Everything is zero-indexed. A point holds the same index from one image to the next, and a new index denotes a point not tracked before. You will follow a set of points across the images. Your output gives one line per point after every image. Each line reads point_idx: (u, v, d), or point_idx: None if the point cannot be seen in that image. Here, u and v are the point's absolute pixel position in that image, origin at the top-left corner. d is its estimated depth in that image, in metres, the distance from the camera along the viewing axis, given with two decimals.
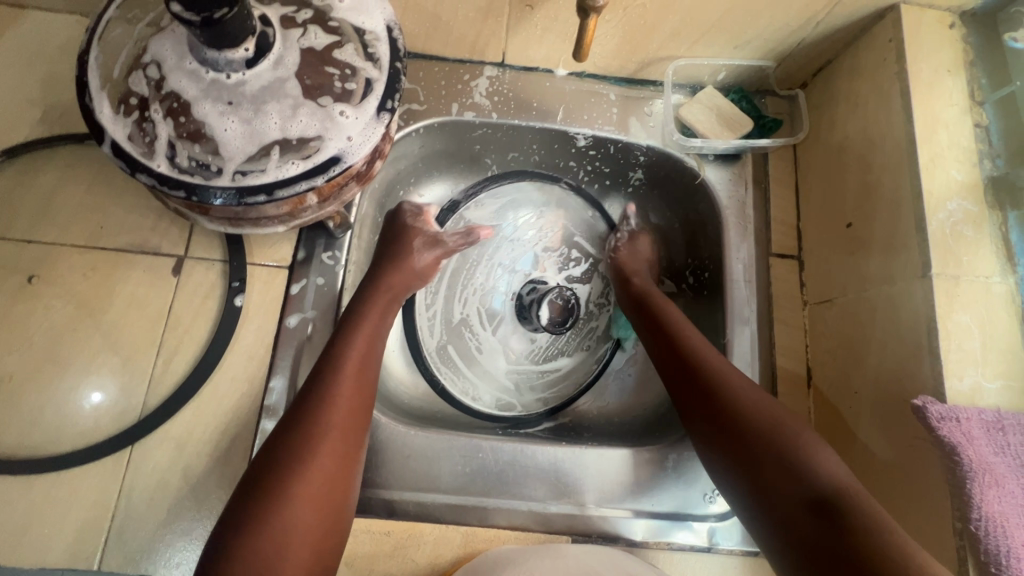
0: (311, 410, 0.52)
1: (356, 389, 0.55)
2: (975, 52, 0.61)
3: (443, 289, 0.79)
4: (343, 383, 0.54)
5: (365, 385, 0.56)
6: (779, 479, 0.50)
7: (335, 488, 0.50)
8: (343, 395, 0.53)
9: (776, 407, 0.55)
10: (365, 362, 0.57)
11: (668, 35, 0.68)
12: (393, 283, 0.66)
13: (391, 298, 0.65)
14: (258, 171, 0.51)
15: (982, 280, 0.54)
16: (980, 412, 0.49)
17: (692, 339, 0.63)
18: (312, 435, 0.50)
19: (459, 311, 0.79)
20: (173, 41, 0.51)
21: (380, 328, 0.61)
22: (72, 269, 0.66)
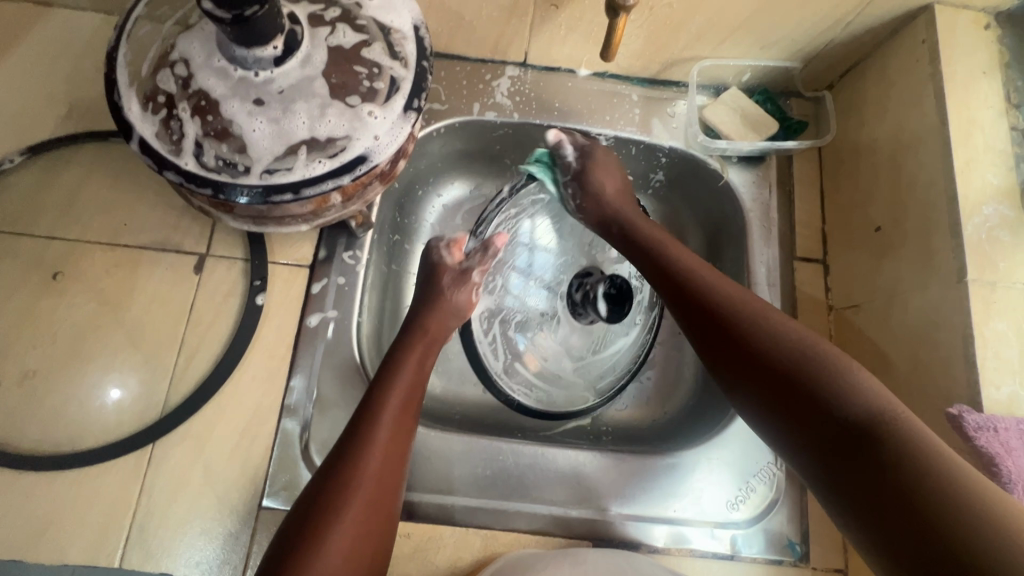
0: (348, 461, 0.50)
1: (392, 439, 0.53)
2: (1011, 53, 0.60)
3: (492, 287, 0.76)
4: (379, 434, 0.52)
5: (402, 433, 0.54)
6: (808, 415, 0.47)
7: (373, 528, 0.49)
8: (380, 446, 0.52)
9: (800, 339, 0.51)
10: (403, 413, 0.55)
11: (694, 36, 0.67)
12: (432, 325, 0.65)
13: (429, 342, 0.63)
14: (285, 170, 0.50)
15: (1020, 287, 0.52)
16: (1019, 423, 0.48)
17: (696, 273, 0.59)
18: (347, 488, 0.49)
19: (511, 306, 0.76)
20: (201, 40, 0.51)
21: (421, 366, 0.60)
22: (96, 265, 0.66)
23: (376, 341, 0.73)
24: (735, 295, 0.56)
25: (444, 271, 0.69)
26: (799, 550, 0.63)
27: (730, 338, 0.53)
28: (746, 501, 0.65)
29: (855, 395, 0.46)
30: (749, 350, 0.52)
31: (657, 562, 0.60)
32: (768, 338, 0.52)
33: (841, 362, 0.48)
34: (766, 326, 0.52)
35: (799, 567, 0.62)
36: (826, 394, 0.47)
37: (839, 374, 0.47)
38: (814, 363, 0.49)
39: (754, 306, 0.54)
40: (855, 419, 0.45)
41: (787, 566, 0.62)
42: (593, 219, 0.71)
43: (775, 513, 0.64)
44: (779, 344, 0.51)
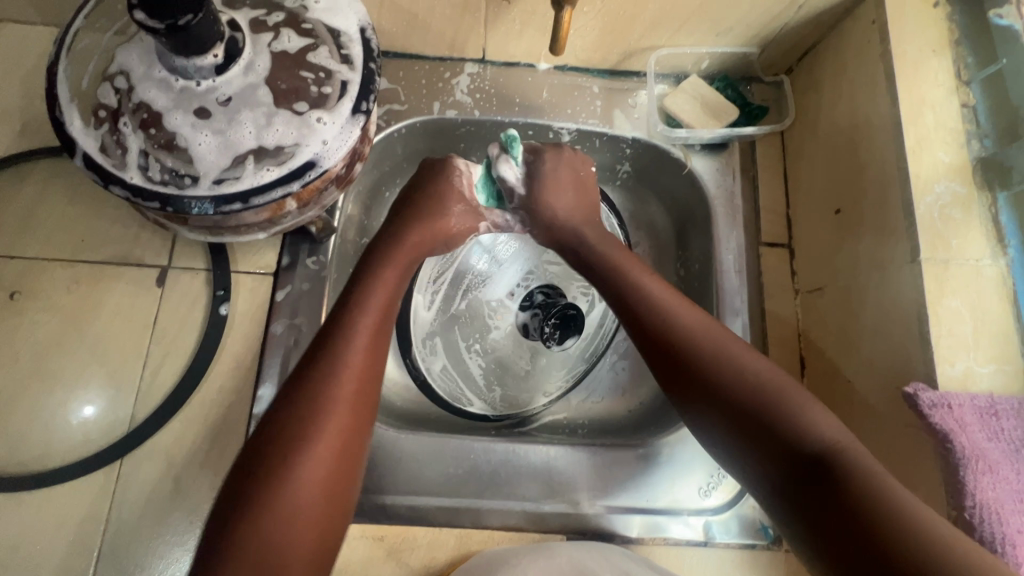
0: (309, 399, 0.48)
1: (364, 365, 0.52)
2: (960, 29, 0.59)
3: (432, 338, 0.75)
4: (344, 367, 0.51)
5: (367, 368, 0.52)
6: (768, 447, 0.48)
7: (342, 463, 0.48)
8: (350, 375, 0.50)
9: (765, 373, 0.51)
10: (370, 355, 0.53)
11: (649, 24, 0.67)
12: (416, 242, 0.63)
13: (409, 260, 0.62)
14: (233, 179, 0.50)
15: (973, 263, 0.53)
16: (972, 398, 0.48)
17: (653, 296, 0.59)
18: (306, 427, 0.47)
19: (465, 346, 0.76)
20: (141, 51, 0.50)
21: (398, 284, 0.60)
22: (56, 283, 0.65)
23: None
24: (691, 325, 0.56)
25: (459, 200, 0.67)
26: (772, 533, 0.63)
27: (683, 370, 0.54)
28: (719, 487, 0.65)
29: (801, 425, 0.48)
30: (701, 382, 0.53)
31: (631, 553, 0.60)
32: (719, 366, 0.52)
33: (799, 400, 0.49)
34: (723, 360, 0.53)
35: (772, 551, 0.63)
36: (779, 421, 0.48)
37: (791, 411, 0.49)
38: (769, 400, 0.49)
39: (697, 336, 0.55)
40: (810, 453, 0.46)
41: (760, 550, 0.63)
42: (546, 237, 0.70)
43: (747, 498, 0.64)
44: (734, 372, 0.52)
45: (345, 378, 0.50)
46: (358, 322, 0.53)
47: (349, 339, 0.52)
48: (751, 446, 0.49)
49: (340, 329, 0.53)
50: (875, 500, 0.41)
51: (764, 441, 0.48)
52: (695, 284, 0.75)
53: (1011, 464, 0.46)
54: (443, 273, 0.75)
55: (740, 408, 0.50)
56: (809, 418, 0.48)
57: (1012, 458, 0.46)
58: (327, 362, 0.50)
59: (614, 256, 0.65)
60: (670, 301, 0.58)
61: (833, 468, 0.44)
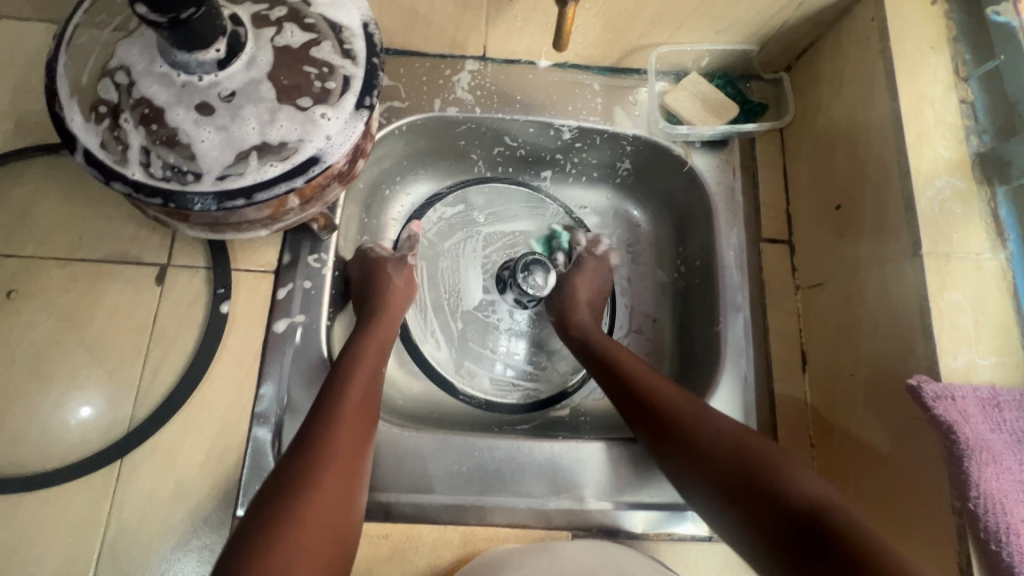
0: (310, 446, 0.51)
1: (358, 419, 0.55)
2: (958, 27, 0.60)
3: (458, 367, 0.76)
4: (341, 417, 0.54)
5: (364, 418, 0.56)
6: (761, 511, 0.48)
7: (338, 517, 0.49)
8: (345, 428, 0.54)
9: (750, 437, 0.54)
10: (364, 410, 0.56)
11: (651, 22, 0.67)
12: (386, 320, 0.66)
13: (386, 331, 0.65)
14: (237, 175, 0.49)
15: (974, 257, 0.53)
16: (975, 389, 0.48)
17: (633, 366, 0.64)
18: (316, 460, 0.50)
19: (490, 349, 0.78)
20: (141, 45, 0.50)
21: (381, 354, 0.63)
22: (52, 282, 0.64)
23: None
24: (672, 398, 0.59)
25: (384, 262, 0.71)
26: None
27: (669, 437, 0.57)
28: None
29: (794, 482, 0.49)
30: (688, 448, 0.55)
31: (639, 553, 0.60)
32: (703, 429, 0.55)
33: (787, 463, 0.50)
34: (704, 426, 0.55)
35: None
36: (763, 481, 0.49)
37: (774, 472, 0.50)
38: (754, 462, 0.51)
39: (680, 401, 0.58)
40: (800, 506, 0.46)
41: None
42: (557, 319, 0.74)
43: None
44: (714, 435, 0.54)
45: (342, 427, 0.54)
46: (351, 380, 0.58)
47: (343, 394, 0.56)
48: (743, 510, 0.49)
49: (337, 388, 0.56)
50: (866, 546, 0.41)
51: (753, 505, 0.49)
52: (697, 281, 0.76)
53: (1014, 455, 0.47)
54: (427, 316, 0.77)
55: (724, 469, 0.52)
56: (798, 477, 0.49)
57: (1014, 449, 0.47)
58: (329, 410, 0.55)
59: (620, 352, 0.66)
60: (645, 373, 0.62)
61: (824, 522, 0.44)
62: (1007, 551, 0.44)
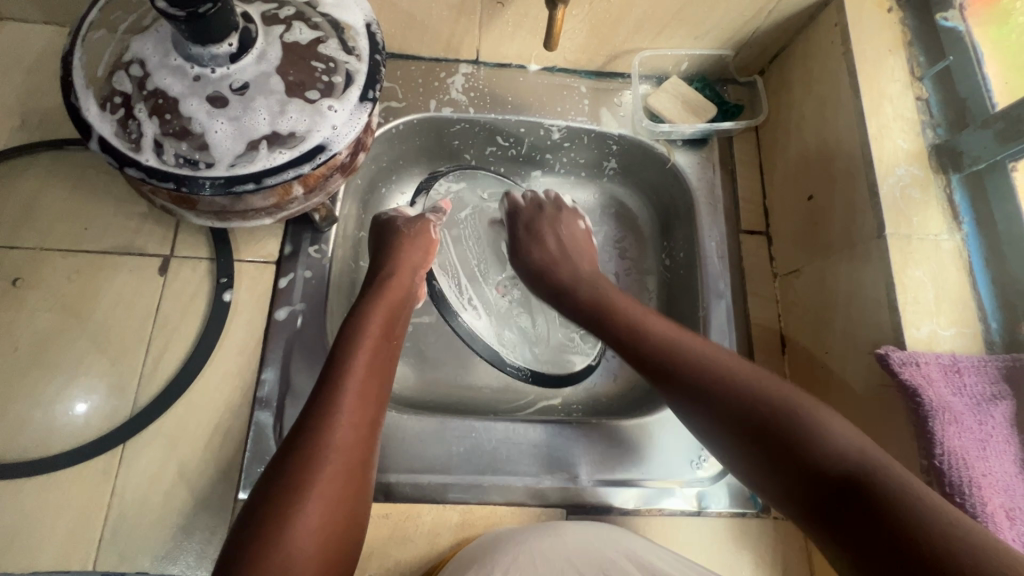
0: (329, 391, 0.52)
1: (366, 373, 0.55)
2: (912, 33, 0.66)
3: (494, 336, 0.78)
4: (360, 366, 0.55)
5: (374, 377, 0.55)
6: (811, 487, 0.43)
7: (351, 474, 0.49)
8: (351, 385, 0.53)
9: (773, 384, 0.50)
10: (373, 368, 0.56)
11: (634, 28, 0.72)
12: (398, 286, 0.65)
13: (399, 299, 0.65)
14: (246, 162, 0.52)
15: (932, 237, 0.58)
16: (937, 356, 0.52)
17: (641, 319, 0.61)
18: (318, 418, 0.50)
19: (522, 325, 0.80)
20: (155, 40, 0.52)
21: (391, 317, 0.62)
22: (57, 272, 0.66)
23: None
24: (705, 356, 0.55)
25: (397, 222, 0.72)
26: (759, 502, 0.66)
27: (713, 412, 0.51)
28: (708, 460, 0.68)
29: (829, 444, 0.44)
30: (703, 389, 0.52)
31: (644, 539, 0.60)
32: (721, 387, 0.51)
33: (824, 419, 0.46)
34: (713, 369, 0.52)
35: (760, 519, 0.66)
36: (800, 442, 0.45)
37: (808, 429, 0.46)
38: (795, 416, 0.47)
39: (717, 356, 0.54)
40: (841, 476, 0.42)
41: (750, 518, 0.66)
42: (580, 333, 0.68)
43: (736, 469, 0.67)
44: (745, 383, 0.50)
45: (357, 373, 0.54)
46: (368, 330, 0.58)
47: (364, 343, 0.57)
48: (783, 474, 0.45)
49: (354, 338, 0.57)
50: (913, 516, 0.37)
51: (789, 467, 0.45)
52: (681, 271, 0.79)
53: (973, 416, 0.51)
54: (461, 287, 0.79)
55: (749, 417, 0.48)
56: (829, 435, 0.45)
57: (974, 410, 0.51)
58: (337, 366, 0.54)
59: (619, 302, 0.65)
60: (670, 333, 0.58)
61: (869, 492, 0.40)
62: (971, 503, 0.47)
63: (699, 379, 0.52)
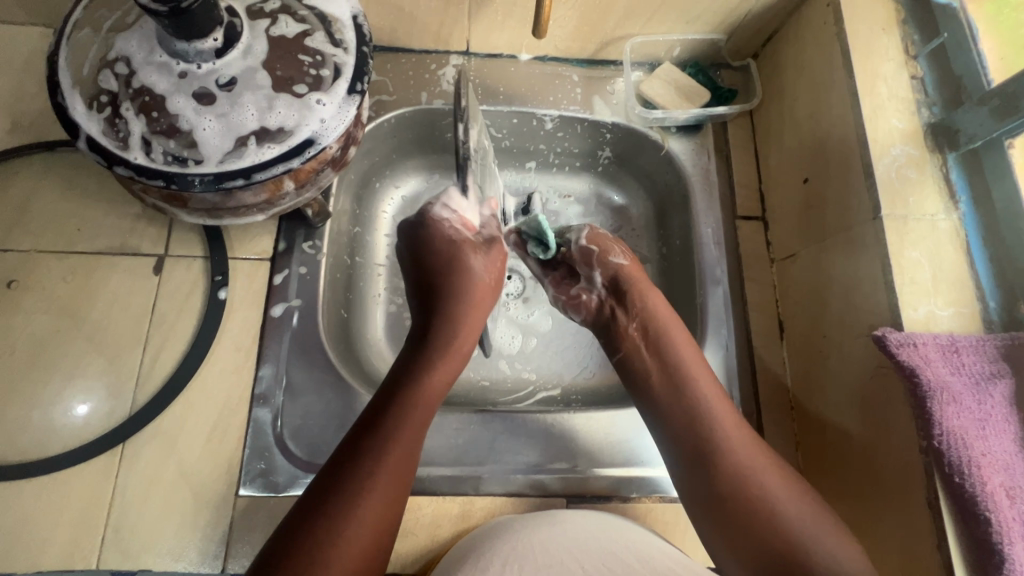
0: (364, 462, 0.49)
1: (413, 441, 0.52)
2: (906, 10, 0.65)
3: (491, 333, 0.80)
4: (404, 429, 0.52)
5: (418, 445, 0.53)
6: None
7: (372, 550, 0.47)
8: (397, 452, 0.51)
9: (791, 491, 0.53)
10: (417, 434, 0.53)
11: (624, 14, 0.72)
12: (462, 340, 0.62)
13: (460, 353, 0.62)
14: (235, 158, 0.52)
15: (929, 217, 0.57)
16: (935, 337, 0.52)
17: (704, 398, 0.58)
18: (354, 483, 0.48)
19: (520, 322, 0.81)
20: (140, 37, 0.52)
21: (447, 376, 0.59)
22: (51, 274, 0.66)
23: (345, 328, 0.74)
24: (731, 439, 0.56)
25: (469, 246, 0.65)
26: None
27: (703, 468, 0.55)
28: None
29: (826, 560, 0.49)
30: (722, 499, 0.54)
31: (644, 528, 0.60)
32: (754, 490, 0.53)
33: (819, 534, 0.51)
34: (756, 476, 0.54)
35: None
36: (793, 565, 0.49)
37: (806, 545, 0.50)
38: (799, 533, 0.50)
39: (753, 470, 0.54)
40: None
41: None
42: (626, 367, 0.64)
43: None
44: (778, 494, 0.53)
45: (401, 443, 0.51)
46: (419, 396, 0.55)
47: (411, 403, 0.55)
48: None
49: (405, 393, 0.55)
50: None
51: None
52: (678, 259, 0.79)
53: (973, 396, 0.50)
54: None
55: (766, 537, 0.51)
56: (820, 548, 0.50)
57: (973, 390, 0.50)
58: (385, 427, 0.52)
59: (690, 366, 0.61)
60: (727, 423, 0.57)
61: None
62: (970, 482, 0.47)
63: (726, 492, 0.54)
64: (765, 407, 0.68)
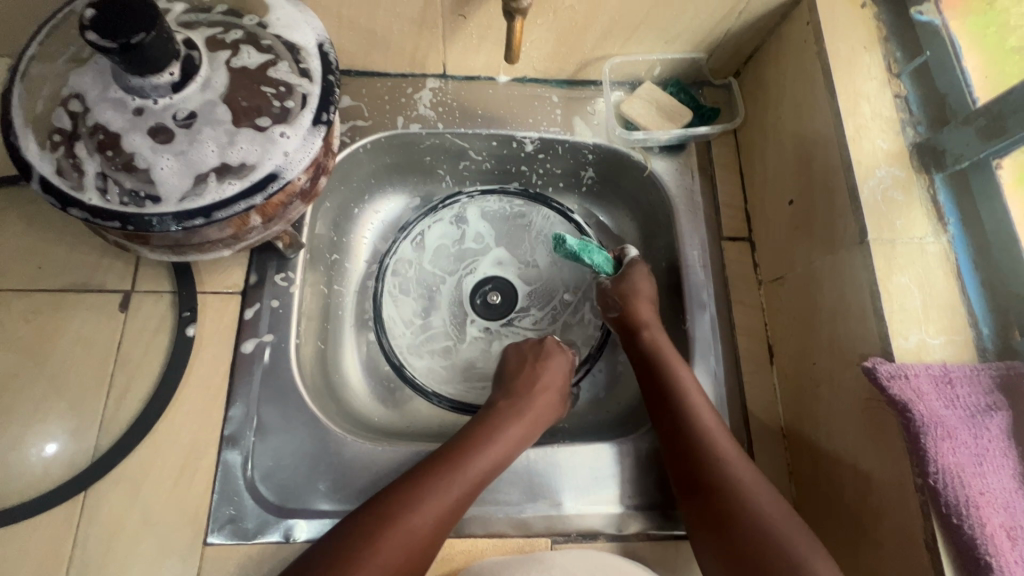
0: (381, 526, 0.52)
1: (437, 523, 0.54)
2: (889, 26, 0.64)
3: (439, 344, 0.79)
4: (434, 503, 0.55)
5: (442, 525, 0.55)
6: None
7: None
8: (418, 525, 0.53)
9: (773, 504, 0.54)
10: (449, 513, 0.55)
11: (602, 34, 0.70)
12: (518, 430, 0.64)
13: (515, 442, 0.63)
14: (195, 195, 0.49)
15: (917, 241, 0.55)
16: (927, 368, 0.50)
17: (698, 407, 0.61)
18: (362, 547, 0.50)
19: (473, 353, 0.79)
20: (94, 73, 0.50)
21: (497, 461, 0.61)
22: (13, 314, 0.63)
23: (321, 361, 0.72)
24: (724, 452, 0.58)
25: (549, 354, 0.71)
26: None
27: (718, 515, 0.55)
28: None
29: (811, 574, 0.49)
30: (711, 515, 0.55)
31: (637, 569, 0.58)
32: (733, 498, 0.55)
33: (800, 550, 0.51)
34: (735, 485, 0.55)
35: None
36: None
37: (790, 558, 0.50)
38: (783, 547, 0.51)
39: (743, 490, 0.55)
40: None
41: None
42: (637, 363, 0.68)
43: None
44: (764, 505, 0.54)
45: (425, 519, 0.54)
46: (461, 474, 0.58)
47: (455, 473, 0.57)
48: None
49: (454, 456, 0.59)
50: None
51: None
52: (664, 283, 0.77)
53: (970, 430, 0.48)
54: (389, 291, 0.80)
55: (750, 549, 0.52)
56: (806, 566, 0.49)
57: (968, 423, 0.48)
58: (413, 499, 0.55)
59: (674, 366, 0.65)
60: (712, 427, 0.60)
61: None
62: (968, 524, 0.45)
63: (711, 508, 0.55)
64: (756, 437, 0.66)
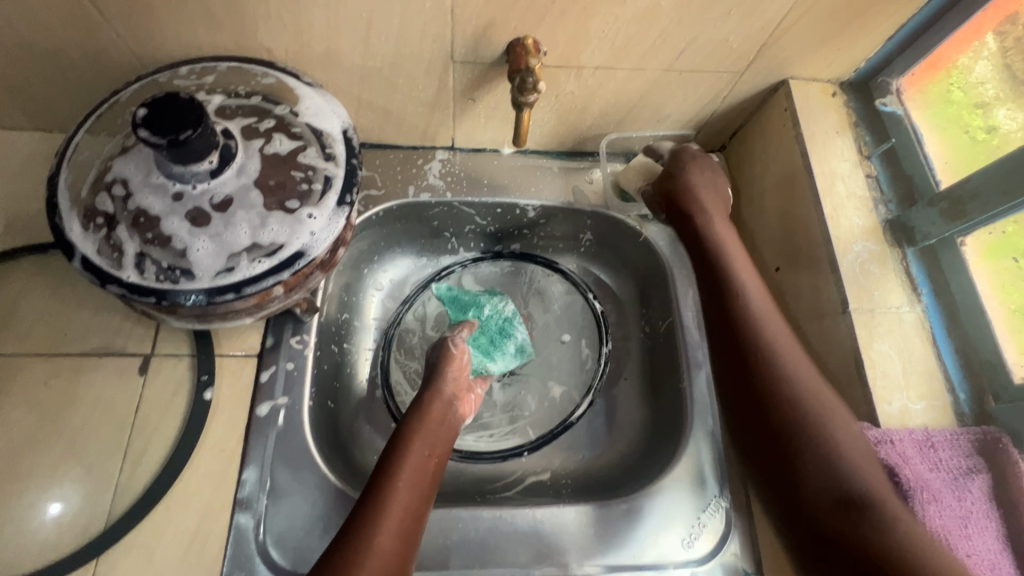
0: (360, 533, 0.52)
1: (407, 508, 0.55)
2: (857, 114, 0.71)
3: None
4: (397, 496, 0.55)
5: (415, 511, 0.55)
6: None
7: None
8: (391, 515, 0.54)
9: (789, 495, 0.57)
10: (415, 498, 0.56)
11: (599, 115, 0.77)
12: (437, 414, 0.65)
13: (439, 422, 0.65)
14: (227, 272, 0.53)
15: (894, 310, 0.60)
16: (910, 433, 0.54)
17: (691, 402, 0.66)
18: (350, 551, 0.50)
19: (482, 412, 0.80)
20: (138, 160, 0.55)
21: (432, 443, 0.62)
22: (34, 378, 0.65)
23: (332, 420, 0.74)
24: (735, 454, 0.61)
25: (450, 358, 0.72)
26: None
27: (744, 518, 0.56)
28: (701, 537, 0.67)
29: None
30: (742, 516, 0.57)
31: None
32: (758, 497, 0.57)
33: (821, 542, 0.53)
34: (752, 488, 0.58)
35: None
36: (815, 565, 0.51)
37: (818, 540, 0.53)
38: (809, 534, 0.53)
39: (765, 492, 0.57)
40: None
41: None
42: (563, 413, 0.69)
43: (728, 546, 0.67)
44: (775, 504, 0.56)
45: (394, 510, 0.54)
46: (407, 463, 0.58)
47: (400, 464, 0.58)
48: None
49: (394, 459, 0.58)
50: None
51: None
52: (661, 341, 0.81)
53: (953, 493, 0.51)
54: (393, 353, 0.82)
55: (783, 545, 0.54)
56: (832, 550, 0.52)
57: (952, 486, 0.51)
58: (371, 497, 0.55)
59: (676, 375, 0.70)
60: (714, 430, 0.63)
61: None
62: None
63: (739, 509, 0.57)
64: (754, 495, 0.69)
